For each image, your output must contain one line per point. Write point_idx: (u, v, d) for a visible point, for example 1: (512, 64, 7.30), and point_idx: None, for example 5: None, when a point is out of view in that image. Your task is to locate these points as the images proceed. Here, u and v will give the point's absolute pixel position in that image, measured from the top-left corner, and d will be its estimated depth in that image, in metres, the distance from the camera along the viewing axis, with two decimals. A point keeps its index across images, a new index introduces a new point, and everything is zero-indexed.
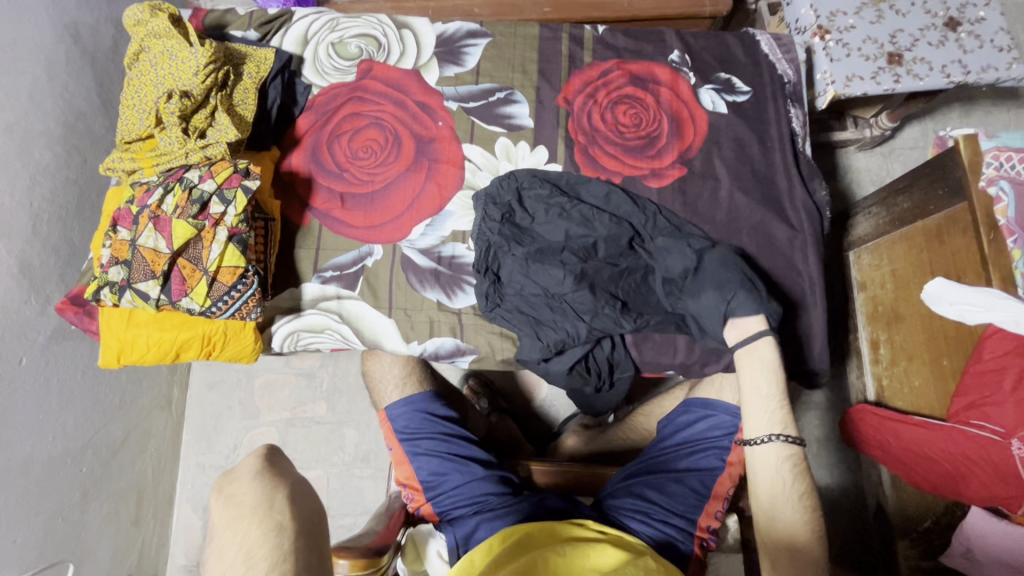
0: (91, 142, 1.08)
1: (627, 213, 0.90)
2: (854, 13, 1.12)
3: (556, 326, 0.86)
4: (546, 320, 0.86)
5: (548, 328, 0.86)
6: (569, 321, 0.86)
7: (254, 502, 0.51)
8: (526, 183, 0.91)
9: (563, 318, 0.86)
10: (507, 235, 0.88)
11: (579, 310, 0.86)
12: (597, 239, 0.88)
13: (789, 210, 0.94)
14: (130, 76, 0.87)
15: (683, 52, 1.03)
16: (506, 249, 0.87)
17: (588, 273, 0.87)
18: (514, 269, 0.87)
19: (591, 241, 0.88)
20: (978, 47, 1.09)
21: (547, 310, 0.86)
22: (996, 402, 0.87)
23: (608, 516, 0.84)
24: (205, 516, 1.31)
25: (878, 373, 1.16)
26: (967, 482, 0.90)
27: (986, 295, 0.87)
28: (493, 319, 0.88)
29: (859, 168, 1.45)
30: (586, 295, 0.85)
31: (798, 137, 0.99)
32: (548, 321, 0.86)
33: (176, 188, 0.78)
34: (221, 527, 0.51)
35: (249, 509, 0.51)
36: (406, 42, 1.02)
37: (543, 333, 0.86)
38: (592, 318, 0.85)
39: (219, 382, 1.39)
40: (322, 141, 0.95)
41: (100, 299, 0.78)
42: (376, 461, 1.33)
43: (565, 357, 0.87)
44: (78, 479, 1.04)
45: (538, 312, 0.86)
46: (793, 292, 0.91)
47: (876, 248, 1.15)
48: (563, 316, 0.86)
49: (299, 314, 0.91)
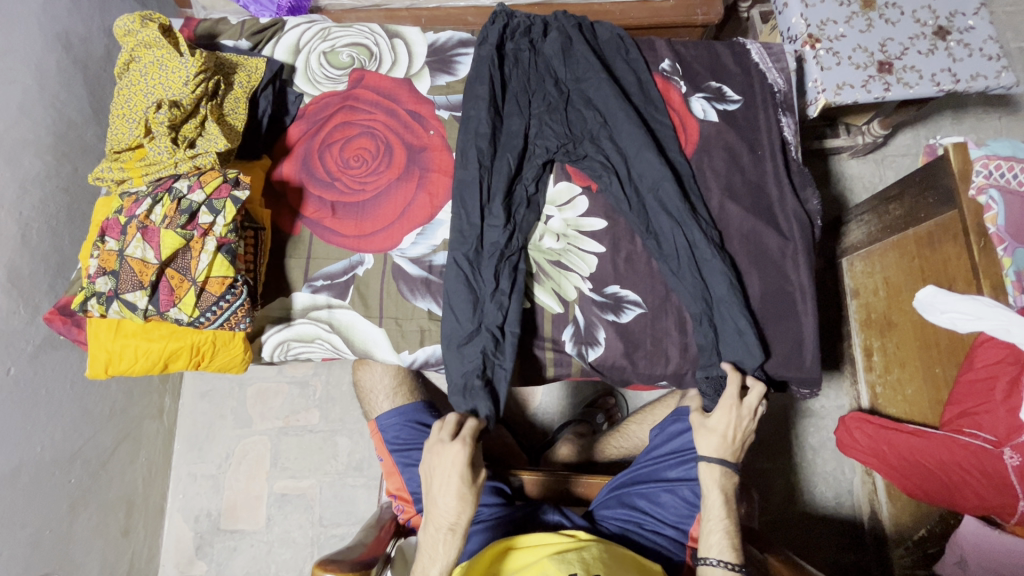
0: (82, 151, 1.08)
1: (594, 115, 0.93)
2: (844, 22, 1.12)
3: (644, 180, 0.90)
4: (503, 153, 0.90)
5: (541, 105, 0.94)
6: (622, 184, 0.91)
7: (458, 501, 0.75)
8: (582, 118, 0.94)
9: (643, 181, 0.90)
10: (563, 139, 0.92)
11: (598, 96, 0.93)
12: (582, 129, 0.93)
13: (780, 220, 0.94)
14: (120, 85, 0.86)
15: (674, 61, 1.02)
16: (574, 145, 0.93)
17: (577, 139, 0.93)
18: (586, 145, 0.93)
19: (573, 128, 0.93)
20: (967, 55, 1.10)
21: (625, 137, 0.91)
22: (988, 410, 0.88)
23: (599, 530, 0.87)
24: (196, 526, 1.30)
25: (872, 380, 1.17)
26: (959, 490, 0.90)
27: (976, 304, 0.87)
28: (582, 161, 0.93)
29: (853, 174, 1.45)
30: (648, 163, 0.89)
31: (789, 145, 0.99)
32: (496, 186, 0.89)
33: (165, 199, 0.78)
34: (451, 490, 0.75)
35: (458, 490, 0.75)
36: (398, 52, 1.02)
37: (489, 250, 0.88)
38: (633, 151, 0.90)
39: (211, 391, 1.38)
40: (313, 150, 0.95)
41: (87, 310, 0.78)
42: (369, 470, 1.32)
43: (605, 176, 0.92)
44: (66, 489, 1.03)
45: (581, 159, 0.93)
46: (784, 300, 0.91)
47: (869, 255, 1.16)
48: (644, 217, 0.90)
49: (289, 323, 0.91)
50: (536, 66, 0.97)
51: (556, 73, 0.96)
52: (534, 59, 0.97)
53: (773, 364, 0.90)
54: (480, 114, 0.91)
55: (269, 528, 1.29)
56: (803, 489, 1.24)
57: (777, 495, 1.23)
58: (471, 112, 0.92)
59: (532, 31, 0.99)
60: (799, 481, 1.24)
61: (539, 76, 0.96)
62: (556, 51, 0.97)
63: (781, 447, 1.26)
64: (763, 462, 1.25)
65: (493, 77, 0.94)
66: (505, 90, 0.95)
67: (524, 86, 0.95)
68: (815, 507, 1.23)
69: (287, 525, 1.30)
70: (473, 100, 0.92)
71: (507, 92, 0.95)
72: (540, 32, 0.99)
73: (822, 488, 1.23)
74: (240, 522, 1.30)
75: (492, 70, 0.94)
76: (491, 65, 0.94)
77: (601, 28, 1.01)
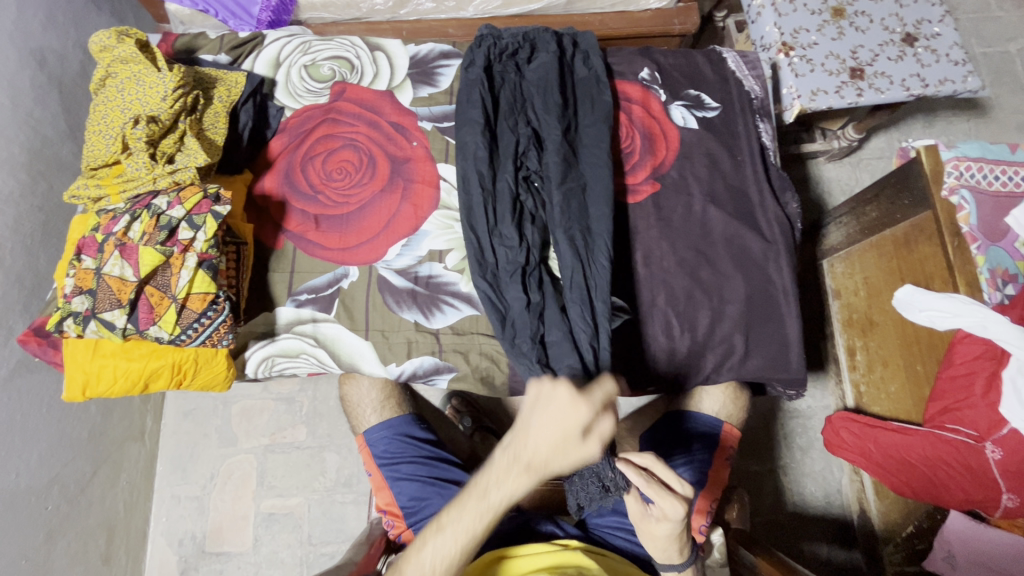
0: (58, 169, 1.06)
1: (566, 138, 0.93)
2: (816, 30, 1.15)
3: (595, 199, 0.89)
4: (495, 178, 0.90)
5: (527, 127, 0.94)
6: (552, 216, 0.89)
7: (558, 453, 0.63)
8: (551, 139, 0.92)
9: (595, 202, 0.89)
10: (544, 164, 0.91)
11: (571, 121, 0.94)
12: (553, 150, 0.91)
13: (761, 223, 0.96)
14: (96, 101, 0.85)
15: (654, 70, 1.04)
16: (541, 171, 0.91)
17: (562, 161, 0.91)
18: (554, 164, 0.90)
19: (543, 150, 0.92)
20: (934, 61, 1.13)
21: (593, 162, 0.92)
22: (968, 406, 0.90)
23: (591, 538, 0.87)
24: (181, 550, 1.27)
25: (856, 379, 1.19)
26: (945, 486, 0.91)
27: (952, 301, 0.89)
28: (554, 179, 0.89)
29: (831, 178, 1.48)
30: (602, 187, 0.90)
31: (768, 150, 1.01)
32: (500, 208, 0.88)
33: (143, 215, 0.76)
34: (554, 430, 0.63)
35: (566, 442, 0.62)
36: (379, 64, 1.03)
37: (506, 269, 0.86)
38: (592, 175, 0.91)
39: (195, 410, 1.35)
40: (295, 164, 0.95)
41: (62, 330, 0.76)
42: (358, 485, 1.30)
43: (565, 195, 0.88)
44: (43, 516, 1.00)
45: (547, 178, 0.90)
46: (767, 303, 0.92)
47: (849, 256, 1.19)
48: (562, 250, 0.86)
49: (273, 339, 0.90)
50: (522, 88, 0.97)
51: (532, 96, 0.96)
52: (519, 82, 0.98)
53: (760, 366, 0.91)
54: (476, 138, 0.91)
55: (257, 550, 1.26)
56: (793, 491, 1.24)
57: (767, 496, 1.24)
58: (467, 137, 0.91)
59: (519, 54, 1.00)
60: (790, 481, 1.25)
61: (523, 97, 0.96)
62: (538, 79, 0.97)
63: (770, 449, 1.27)
64: (753, 464, 1.26)
65: (483, 98, 0.94)
66: (495, 111, 0.95)
67: (505, 108, 0.96)
68: (805, 506, 1.24)
69: (275, 545, 1.27)
70: (466, 124, 0.92)
71: (499, 113, 0.95)
72: (526, 55, 0.99)
73: (812, 488, 1.24)
74: (226, 544, 1.27)
75: (483, 93, 0.94)
76: (481, 88, 0.94)
77: (583, 52, 1.02)
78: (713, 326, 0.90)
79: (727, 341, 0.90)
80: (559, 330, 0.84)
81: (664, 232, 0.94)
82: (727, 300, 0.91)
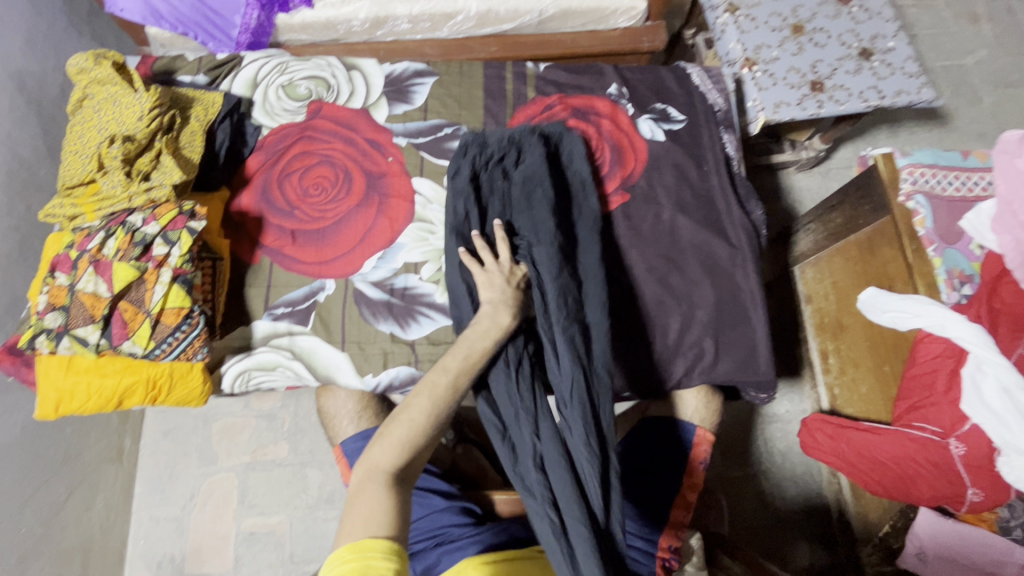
0: (36, 189, 1.07)
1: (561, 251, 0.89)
2: (777, 46, 1.20)
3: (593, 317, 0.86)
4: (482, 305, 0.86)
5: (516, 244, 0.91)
6: (542, 326, 0.84)
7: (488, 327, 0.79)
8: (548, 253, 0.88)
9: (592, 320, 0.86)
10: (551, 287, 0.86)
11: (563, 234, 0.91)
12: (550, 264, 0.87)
13: (728, 230, 0.98)
14: (72, 122, 0.87)
15: (622, 85, 1.08)
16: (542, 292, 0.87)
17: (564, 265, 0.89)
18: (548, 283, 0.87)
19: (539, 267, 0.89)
20: (890, 74, 1.18)
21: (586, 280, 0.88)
22: (933, 404, 0.93)
23: None
24: (160, 573, 1.25)
25: (830, 382, 1.21)
26: (914, 484, 0.93)
27: (914, 302, 0.93)
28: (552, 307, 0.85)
29: (801, 187, 1.53)
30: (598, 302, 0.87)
31: (733, 160, 1.05)
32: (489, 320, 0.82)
33: (117, 232, 0.78)
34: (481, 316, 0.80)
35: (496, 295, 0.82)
36: (355, 83, 1.05)
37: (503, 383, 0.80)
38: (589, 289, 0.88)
39: (175, 429, 1.34)
40: (272, 181, 0.96)
41: (35, 347, 0.76)
42: (340, 501, 1.29)
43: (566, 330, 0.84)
44: (16, 540, 0.98)
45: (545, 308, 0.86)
46: (735, 307, 0.95)
47: (818, 261, 1.22)
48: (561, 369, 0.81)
49: (250, 352, 0.90)
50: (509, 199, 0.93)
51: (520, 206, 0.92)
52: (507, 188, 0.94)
53: (730, 369, 0.93)
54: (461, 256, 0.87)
55: (238, 570, 1.25)
56: (773, 495, 1.26)
57: (748, 501, 1.25)
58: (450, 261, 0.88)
59: (505, 159, 0.95)
60: (770, 485, 1.26)
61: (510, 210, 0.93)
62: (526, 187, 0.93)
63: (750, 453, 1.28)
64: (733, 469, 1.27)
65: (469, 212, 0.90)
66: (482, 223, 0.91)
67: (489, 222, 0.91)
68: (786, 510, 1.25)
69: (256, 565, 1.25)
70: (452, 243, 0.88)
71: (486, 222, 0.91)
72: (513, 159, 0.95)
73: (793, 492, 1.25)
74: (206, 564, 1.25)
75: (468, 204, 0.90)
76: (466, 202, 0.91)
77: (570, 154, 0.98)
78: (684, 331, 0.93)
79: (698, 345, 0.93)
80: (557, 450, 0.76)
81: (634, 240, 0.97)
82: (696, 305, 0.94)
